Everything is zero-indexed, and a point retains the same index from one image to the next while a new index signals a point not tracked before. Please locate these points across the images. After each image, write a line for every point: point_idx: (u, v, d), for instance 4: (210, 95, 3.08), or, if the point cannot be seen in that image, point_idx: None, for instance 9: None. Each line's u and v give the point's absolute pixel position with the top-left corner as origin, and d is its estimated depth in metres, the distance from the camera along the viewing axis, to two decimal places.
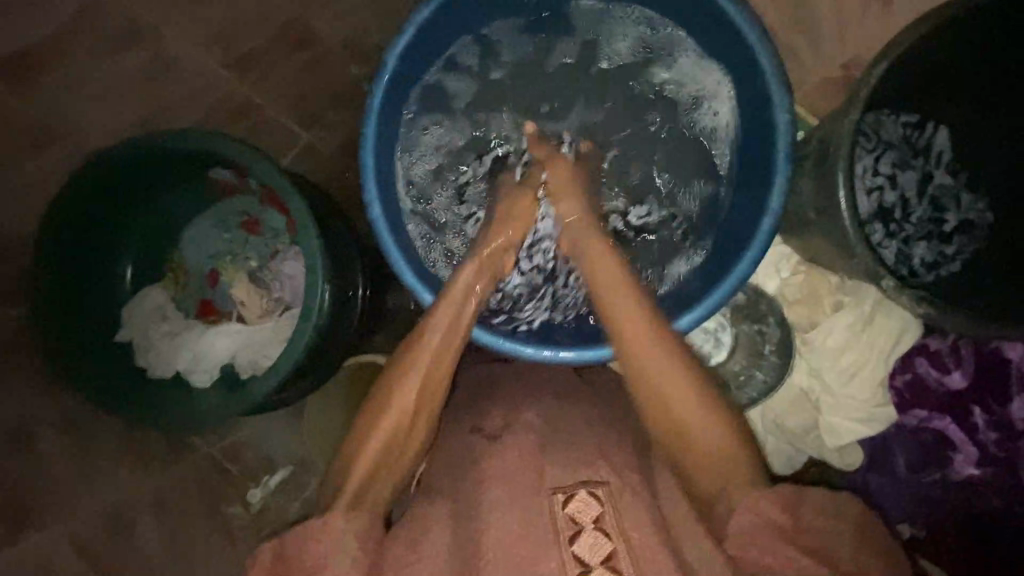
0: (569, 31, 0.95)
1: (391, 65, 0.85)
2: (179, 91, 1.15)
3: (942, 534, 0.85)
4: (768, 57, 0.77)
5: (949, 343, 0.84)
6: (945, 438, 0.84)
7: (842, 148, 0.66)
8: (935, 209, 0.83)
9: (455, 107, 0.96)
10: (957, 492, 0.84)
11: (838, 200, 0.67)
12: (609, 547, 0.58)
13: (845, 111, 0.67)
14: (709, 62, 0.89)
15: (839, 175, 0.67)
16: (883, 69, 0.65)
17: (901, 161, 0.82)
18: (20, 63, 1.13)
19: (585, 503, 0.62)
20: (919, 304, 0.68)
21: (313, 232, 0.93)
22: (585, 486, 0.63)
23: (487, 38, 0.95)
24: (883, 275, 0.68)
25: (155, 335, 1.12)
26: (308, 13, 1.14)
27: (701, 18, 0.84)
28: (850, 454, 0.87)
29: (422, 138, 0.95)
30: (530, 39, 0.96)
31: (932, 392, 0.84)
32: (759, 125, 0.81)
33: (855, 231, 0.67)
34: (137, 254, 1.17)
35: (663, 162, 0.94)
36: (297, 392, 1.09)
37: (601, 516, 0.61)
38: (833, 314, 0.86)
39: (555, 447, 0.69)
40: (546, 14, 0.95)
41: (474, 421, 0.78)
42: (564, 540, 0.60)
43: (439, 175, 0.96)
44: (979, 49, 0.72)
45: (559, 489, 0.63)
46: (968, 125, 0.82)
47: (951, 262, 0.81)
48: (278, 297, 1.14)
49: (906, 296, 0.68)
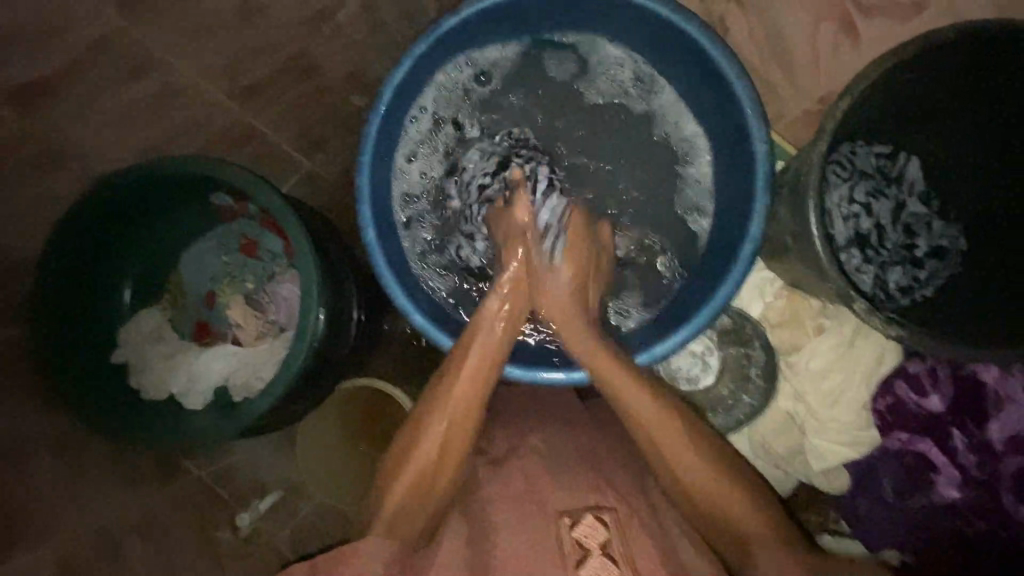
0: (569, 65, 0.98)
1: (389, 94, 0.88)
2: (185, 119, 1.19)
3: (932, 562, 0.84)
4: (746, 90, 0.80)
5: (927, 366, 0.84)
6: (927, 460, 0.84)
7: (812, 177, 0.70)
8: (907, 234, 0.86)
9: (454, 138, 0.98)
10: (941, 519, 0.84)
11: (811, 231, 0.70)
12: (615, 572, 0.58)
13: (815, 143, 0.70)
14: (692, 98, 0.93)
15: (810, 201, 0.70)
16: (848, 103, 0.69)
17: (876, 189, 0.85)
18: (31, 91, 1.16)
19: (591, 527, 0.62)
20: (890, 325, 0.69)
21: (310, 254, 0.96)
22: (591, 511, 0.63)
23: (491, 72, 0.98)
24: (854, 298, 0.70)
25: (152, 355, 1.14)
26: (308, 45, 1.19)
27: (688, 58, 0.87)
28: (835, 477, 0.88)
29: (418, 164, 0.98)
30: (529, 72, 0.99)
31: (912, 416, 0.84)
32: (740, 160, 0.84)
33: (828, 256, 0.70)
34: (137, 276, 1.21)
35: (639, 202, 0.96)
36: (288, 415, 1.10)
37: (608, 541, 0.61)
38: (816, 337, 0.87)
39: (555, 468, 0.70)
40: (547, 53, 0.98)
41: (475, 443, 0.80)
42: (572, 563, 0.60)
43: (435, 202, 0.99)
44: (958, 75, 0.73)
45: (565, 513, 0.64)
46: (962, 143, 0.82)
47: (925, 286, 0.84)
48: (273, 319, 1.16)
49: (877, 318, 0.69)
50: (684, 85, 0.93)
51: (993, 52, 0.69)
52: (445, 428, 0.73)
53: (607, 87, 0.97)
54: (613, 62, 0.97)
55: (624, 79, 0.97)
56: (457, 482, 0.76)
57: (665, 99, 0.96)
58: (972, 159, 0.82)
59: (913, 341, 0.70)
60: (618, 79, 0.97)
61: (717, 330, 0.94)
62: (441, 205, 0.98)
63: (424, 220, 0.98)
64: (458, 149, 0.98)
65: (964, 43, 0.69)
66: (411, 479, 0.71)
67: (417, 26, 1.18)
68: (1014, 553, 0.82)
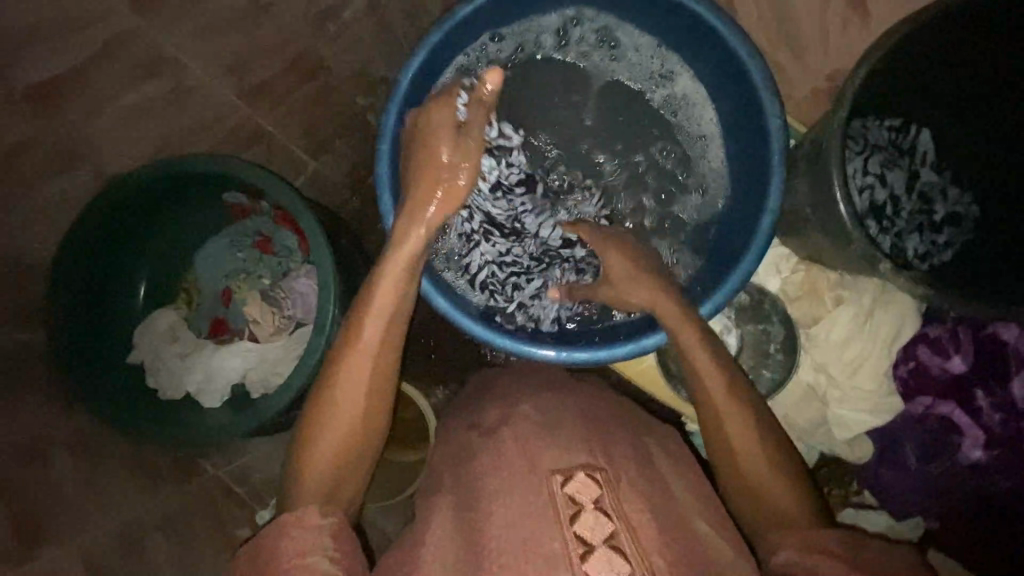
0: (589, 52, 0.98)
1: (405, 84, 0.89)
2: (195, 119, 1.18)
3: (960, 520, 0.87)
4: (761, 70, 0.81)
5: (949, 330, 0.85)
6: (951, 423, 0.85)
7: (834, 146, 0.70)
8: (925, 202, 0.87)
9: None
10: (969, 477, 0.86)
11: (835, 192, 0.71)
12: (611, 526, 0.56)
13: (835, 110, 0.72)
14: (711, 87, 0.94)
15: (833, 171, 0.70)
16: (864, 72, 0.71)
17: (890, 161, 0.87)
18: (38, 95, 1.11)
19: (583, 483, 0.60)
20: (916, 285, 0.71)
21: (325, 247, 1.00)
22: (583, 468, 0.61)
23: (509, 60, 0.98)
24: (879, 259, 0.71)
25: (169, 355, 1.15)
26: (314, 44, 1.20)
27: (705, 48, 0.89)
28: (859, 447, 0.89)
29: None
30: (551, 59, 0.98)
31: (934, 379, 0.85)
32: (755, 137, 0.85)
33: (852, 221, 0.70)
34: (152, 273, 1.21)
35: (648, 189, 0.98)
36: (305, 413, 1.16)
37: (602, 496, 0.59)
38: (835, 309, 0.88)
39: (551, 432, 0.68)
40: (567, 40, 0.98)
41: (473, 418, 0.79)
42: (565, 518, 0.57)
43: None
44: (966, 43, 0.75)
45: (557, 471, 0.62)
46: (966, 115, 0.84)
47: (942, 252, 0.86)
48: (289, 314, 1.16)
49: (904, 278, 0.71)
50: (700, 71, 0.94)
51: (986, 26, 0.73)
52: (369, 353, 0.71)
53: (630, 78, 0.98)
54: (633, 51, 0.97)
55: (641, 63, 0.97)
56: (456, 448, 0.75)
57: (683, 85, 0.96)
58: (966, 130, 0.85)
59: (939, 300, 0.71)
60: (639, 65, 0.97)
61: (734, 308, 0.94)
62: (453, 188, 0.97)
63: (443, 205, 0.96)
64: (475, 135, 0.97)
65: (965, 14, 0.71)
66: (334, 438, 0.68)
67: (421, 25, 1.20)
68: (1011, 514, 0.85)
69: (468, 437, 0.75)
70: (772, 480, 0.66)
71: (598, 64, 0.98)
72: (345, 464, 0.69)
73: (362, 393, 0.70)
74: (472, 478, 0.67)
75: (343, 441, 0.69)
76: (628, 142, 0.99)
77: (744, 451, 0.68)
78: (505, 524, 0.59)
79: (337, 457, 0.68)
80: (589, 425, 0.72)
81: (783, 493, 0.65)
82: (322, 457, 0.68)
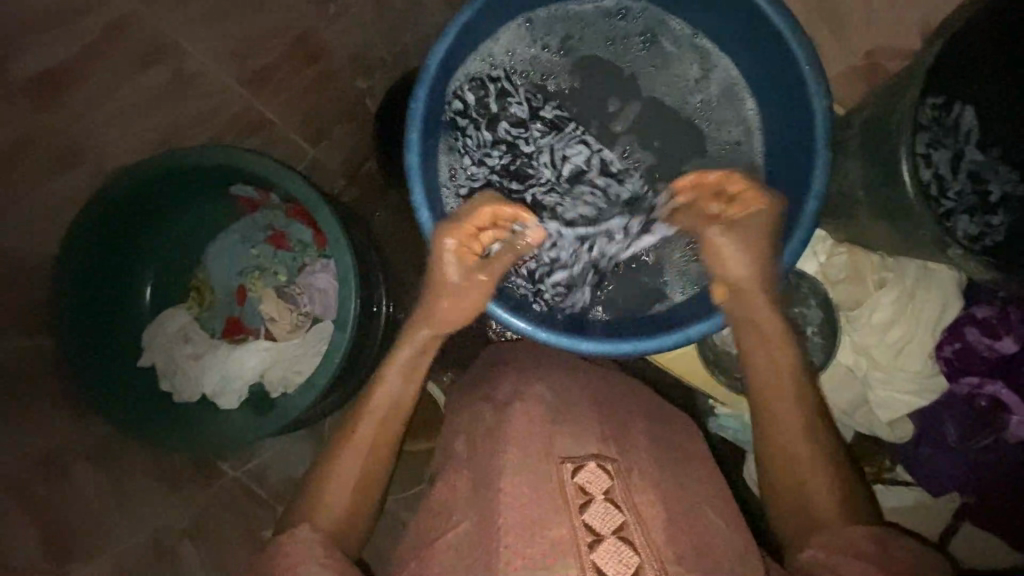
0: (626, 37, 0.97)
1: (434, 67, 0.85)
2: (199, 108, 1.11)
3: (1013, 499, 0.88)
4: (806, 48, 0.79)
5: (997, 310, 0.87)
6: (999, 401, 0.87)
7: (901, 126, 0.69)
8: (976, 182, 0.86)
9: (506, 99, 0.95)
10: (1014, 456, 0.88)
11: (901, 170, 0.70)
12: (620, 517, 0.56)
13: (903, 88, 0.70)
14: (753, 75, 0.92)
15: (901, 148, 0.70)
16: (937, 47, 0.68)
17: (936, 141, 0.85)
18: (40, 86, 1.02)
19: (594, 473, 0.59)
20: (982, 269, 0.70)
21: (346, 243, 0.97)
22: (594, 457, 0.61)
23: (541, 49, 0.97)
24: (950, 244, 0.70)
25: (181, 357, 1.11)
26: (315, 29, 1.14)
27: (744, 33, 0.88)
28: (899, 426, 0.90)
29: (480, 102, 0.95)
30: (587, 44, 0.98)
31: (981, 357, 0.87)
32: (799, 122, 0.84)
33: (920, 201, 0.70)
34: (159, 271, 1.17)
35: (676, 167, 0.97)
36: (320, 412, 1.13)
37: (612, 487, 0.58)
38: (878, 291, 0.89)
39: (564, 416, 0.67)
40: (603, 26, 0.97)
41: (485, 390, 0.76)
42: (575, 507, 0.57)
43: (477, 155, 0.95)
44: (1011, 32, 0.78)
45: (568, 458, 0.61)
46: (999, 102, 0.86)
47: (996, 232, 0.84)
48: (307, 312, 1.13)
49: (972, 261, 0.70)
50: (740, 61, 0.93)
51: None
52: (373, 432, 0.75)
53: (669, 63, 0.97)
54: (670, 38, 0.96)
55: (678, 50, 0.96)
56: (468, 429, 0.73)
57: (725, 76, 0.95)
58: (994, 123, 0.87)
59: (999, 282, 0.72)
60: (677, 50, 0.96)
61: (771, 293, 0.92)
62: (483, 162, 0.95)
63: (478, 173, 0.94)
64: (500, 101, 0.95)
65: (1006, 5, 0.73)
66: (343, 490, 0.71)
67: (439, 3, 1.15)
68: None
69: (480, 412, 0.73)
70: (817, 491, 0.66)
71: (634, 50, 0.97)
72: (355, 506, 0.71)
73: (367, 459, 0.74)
74: (484, 458, 0.65)
75: (349, 487, 0.71)
76: (672, 137, 0.97)
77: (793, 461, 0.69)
78: (517, 508, 0.58)
79: (354, 488, 0.72)
80: (616, 413, 0.72)
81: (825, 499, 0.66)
82: (331, 506, 0.70)
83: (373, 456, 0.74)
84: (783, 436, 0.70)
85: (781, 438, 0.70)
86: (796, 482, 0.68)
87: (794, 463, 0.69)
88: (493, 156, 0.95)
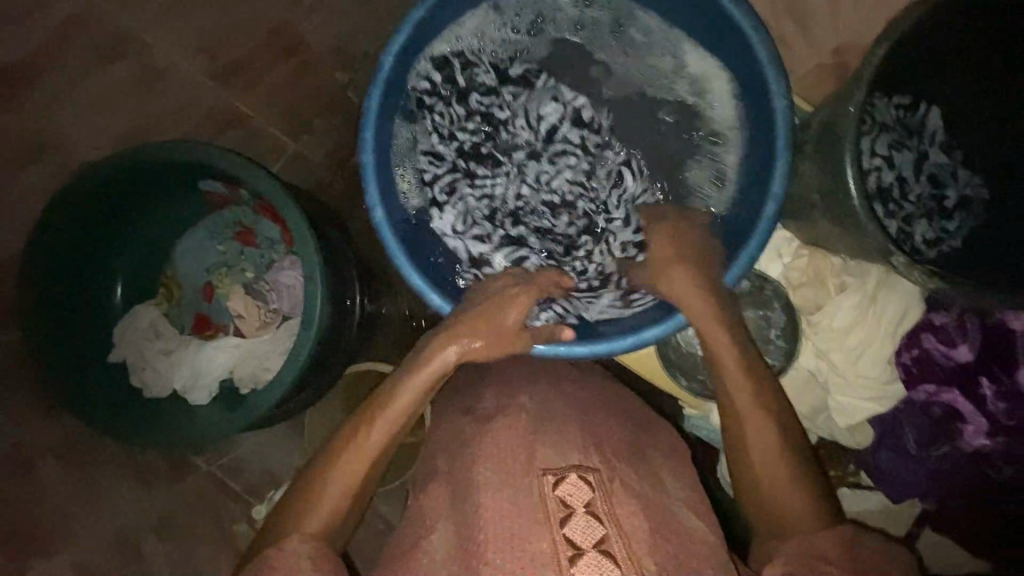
0: (597, 24, 0.95)
1: (389, 62, 0.84)
2: (167, 103, 1.11)
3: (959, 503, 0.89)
4: (765, 46, 0.77)
5: (954, 318, 0.85)
6: (954, 410, 0.86)
7: (849, 130, 0.69)
8: (934, 185, 0.85)
9: (471, 79, 0.94)
10: (963, 464, 0.88)
11: (845, 178, 0.69)
12: (601, 530, 0.56)
13: (852, 92, 0.69)
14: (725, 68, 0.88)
15: (845, 153, 0.69)
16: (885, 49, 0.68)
17: (898, 141, 0.84)
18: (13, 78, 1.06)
19: (575, 486, 0.59)
20: (930, 279, 0.70)
21: (312, 243, 0.94)
22: (574, 470, 0.60)
23: (509, 36, 0.95)
24: (892, 252, 0.70)
25: (150, 354, 1.11)
26: (285, 22, 1.13)
27: (712, 25, 0.84)
28: (861, 432, 0.91)
29: (447, 80, 0.94)
30: (556, 30, 0.96)
31: (938, 365, 0.85)
32: (765, 122, 0.81)
33: (864, 208, 0.69)
34: (131, 267, 1.16)
35: (643, 157, 0.95)
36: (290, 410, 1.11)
37: (593, 500, 0.58)
38: (838, 295, 0.88)
39: (545, 425, 0.67)
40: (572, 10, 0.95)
41: (465, 403, 0.76)
42: (556, 521, 0.57)
43: (442, 135, 0.94)
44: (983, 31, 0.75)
45: (548, 471, 0.60)
46: (967, 102, 0.84)
47: (953, 237, 0.84)
48: (277, 308, 1.13)
49: (915, 272, 0.70)
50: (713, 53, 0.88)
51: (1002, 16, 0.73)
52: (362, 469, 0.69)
53: (641, 51, 0.94)
54: (642, 26, 0.93)
55: (650, 39, 0.93)
56: (447, 437, 0.73)
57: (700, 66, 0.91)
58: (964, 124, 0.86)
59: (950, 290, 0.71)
60: (649, 38, 0.93)
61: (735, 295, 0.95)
62: (447, 142, 0.94)
63: (443, 153, 0.94)
64: (464, 80, 0.94)
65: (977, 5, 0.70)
66: (325, 514, 0.66)
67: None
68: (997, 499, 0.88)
69: (460, 424, 0.72)
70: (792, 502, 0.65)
71: (604, 36, 0.95)
72: (332, 517, 0.67)
73: (345, 494, 0.68)
74: (461, 466, 0.66)
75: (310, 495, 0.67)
76: (640, 133, 0.95)
77: (763, 467, 0.68)
78: (494, 520, 0.58)
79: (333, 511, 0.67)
80: (583, 416, 0.70)
81: (799, 504, 0.65)
82: (303, 543, 0.63)
83: (355, 490, 0.68)
84: (752, 439, 0.70)
85: (753, 444, 0.69)
86: (755, 488, 0.68)
87: (752, 464, 0.69)
88: (457, 137, 0.94)
